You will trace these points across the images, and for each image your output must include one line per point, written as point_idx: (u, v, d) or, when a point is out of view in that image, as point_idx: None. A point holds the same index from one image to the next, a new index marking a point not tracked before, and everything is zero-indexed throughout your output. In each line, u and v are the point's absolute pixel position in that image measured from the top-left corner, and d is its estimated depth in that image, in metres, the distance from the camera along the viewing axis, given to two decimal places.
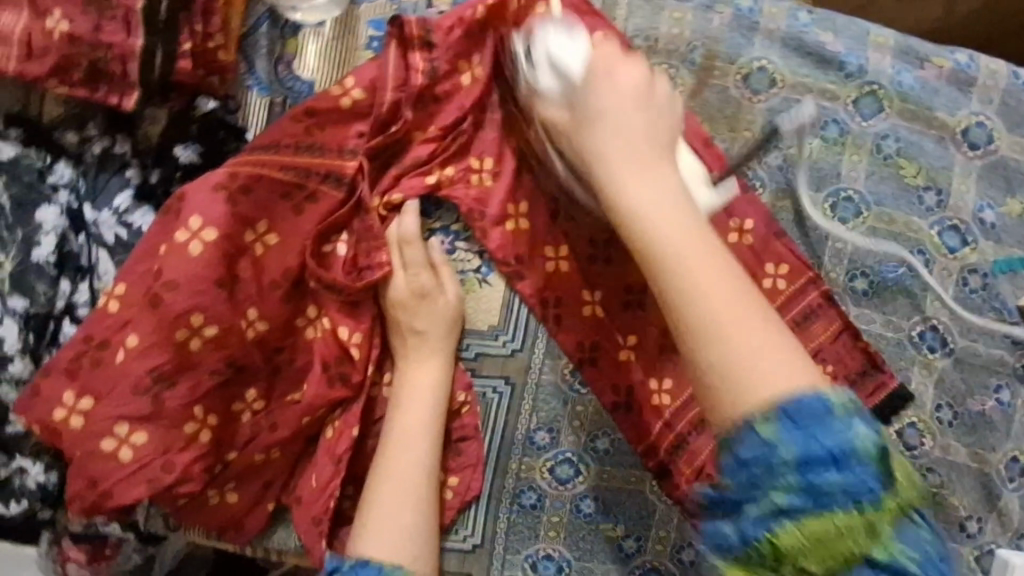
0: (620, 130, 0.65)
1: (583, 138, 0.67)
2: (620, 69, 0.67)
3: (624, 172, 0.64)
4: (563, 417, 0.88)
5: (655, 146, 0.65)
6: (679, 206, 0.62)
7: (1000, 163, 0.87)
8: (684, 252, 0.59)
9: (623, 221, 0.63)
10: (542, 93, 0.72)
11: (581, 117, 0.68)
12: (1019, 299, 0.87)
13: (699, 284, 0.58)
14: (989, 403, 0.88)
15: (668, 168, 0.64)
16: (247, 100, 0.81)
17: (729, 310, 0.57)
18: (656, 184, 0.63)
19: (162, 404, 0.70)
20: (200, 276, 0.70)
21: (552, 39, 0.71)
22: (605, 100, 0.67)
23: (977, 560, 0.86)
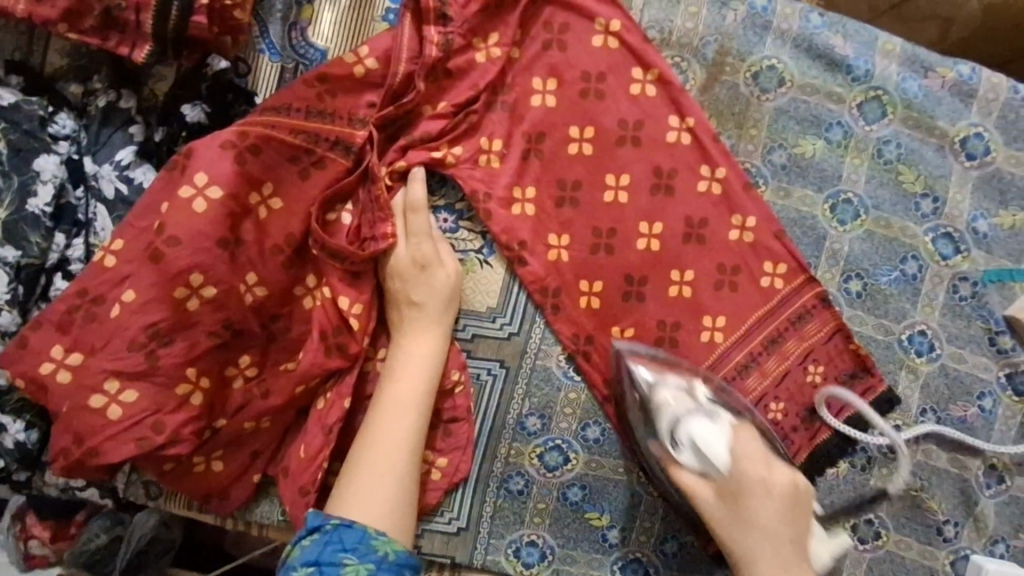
0: (759, 506, 0.66)
1: (722, 532, 0.67)
2: (755, 448, 0.69)
3: (752, 538, 0.65)
4: (555, 403, 0.86)
5: (792, 493, 0.67)
6: (802, 567, 0.65)
7: (996, 175, 0.89)
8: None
9: (718, 529, 0.68)
10: (677, 462, 0.71)
11: (727, 505, 0.67)
12: (1007, 310, 0.89)
13: (764, 549, 0.65)
14: (973, 410, 0.89)
15: (798, 549, 0.65)
16: (260, 65, 0.81)
17: None
18: (783, 531, 0.65)
19: (156, 362, 0.69)
20: (203, 234, 0.70)
21: (694, 421, 0.71)
22: (740, 472, 0.67)
23: (952, 564, 0.87)
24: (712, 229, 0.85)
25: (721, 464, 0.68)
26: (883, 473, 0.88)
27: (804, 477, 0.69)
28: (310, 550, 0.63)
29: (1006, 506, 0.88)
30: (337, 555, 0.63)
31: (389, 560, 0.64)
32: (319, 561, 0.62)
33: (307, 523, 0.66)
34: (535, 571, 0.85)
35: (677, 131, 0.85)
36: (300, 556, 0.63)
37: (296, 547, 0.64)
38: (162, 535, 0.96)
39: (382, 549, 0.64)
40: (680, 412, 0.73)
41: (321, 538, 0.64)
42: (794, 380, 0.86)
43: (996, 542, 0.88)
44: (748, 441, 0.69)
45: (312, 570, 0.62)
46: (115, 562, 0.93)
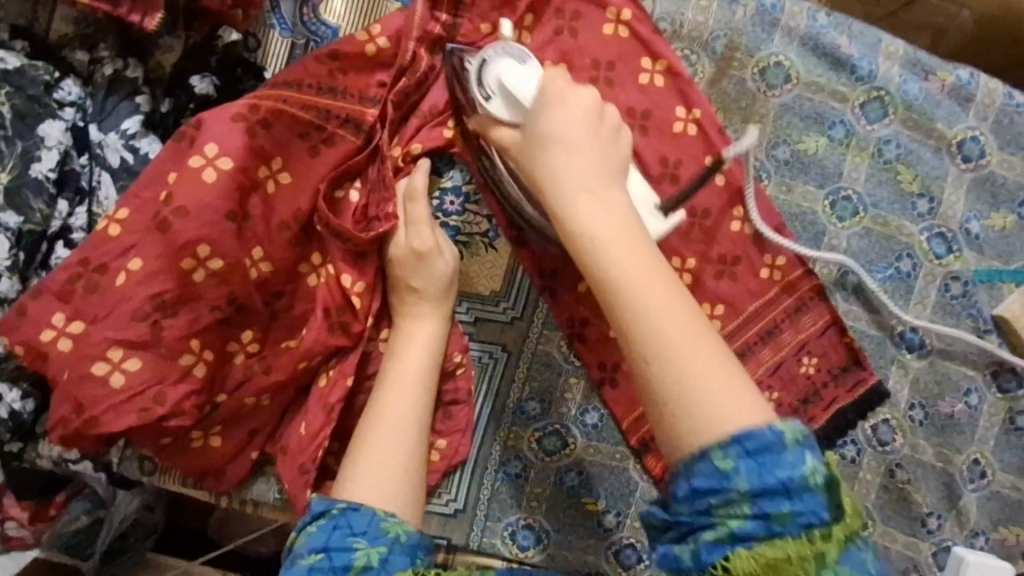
0: (568, 139, 0.62)
1: (533, 164, 0.63)
2: (570, 91, 0.65)
3: (578, 206, 0.59)
4: (556, 389, 0.88)
5: (594, 116, 0.63)
6: (622, 211, 0.59)
7: (989, 178, 0.91)
8: (620, 248, 0.57)
9: (534, 168, 0.63)
10: (490, 117, 0.70)
11: (529, 146, 0.64)
12: (994, 309, 0.91)
13: (597, 211, 0.59)
14: (959, 407, 0.91)
15: (625, 203, 0.60)
16: (270, 40, 0.81)
17: (657, 291, 0.55)
18: (596, 175, 0.61)
19: (160, 334, 0.68)
20: (211, 206, 0.69)
21: (505, 69, 0.69)
22: (548, 120, 0.64)
23: (934, 556, 0.89)
24: (714, 219, 0.86)
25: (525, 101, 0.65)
26: (871, 465, 0.90)
27: (613, 107, 0.65)
28: (317, 535, 0.62)
29: (987, 500, 0.90)
30: (347, 539, 0.62)
31: (400, 542, 0.63)
32: (328, 546, 0.61)
33: (312, 508, 0.65)
34: (530, 555, 0.86)
35: (684, 122, 0.86)
36: (307, 543, 0.62)
37: (302, 535, 0.63)
38: (146, 518, 1.00)
39: (392, 531, 0.64)
40: (493, 61, 0.71)
41: (329, 523, 0.63)
42: (788, 370, 0.87)
43: (976, 534, 0.90)
44: (555, 79, 0.66)
45: (322, 555, 0.61)
46: (97, 543, 0.95)
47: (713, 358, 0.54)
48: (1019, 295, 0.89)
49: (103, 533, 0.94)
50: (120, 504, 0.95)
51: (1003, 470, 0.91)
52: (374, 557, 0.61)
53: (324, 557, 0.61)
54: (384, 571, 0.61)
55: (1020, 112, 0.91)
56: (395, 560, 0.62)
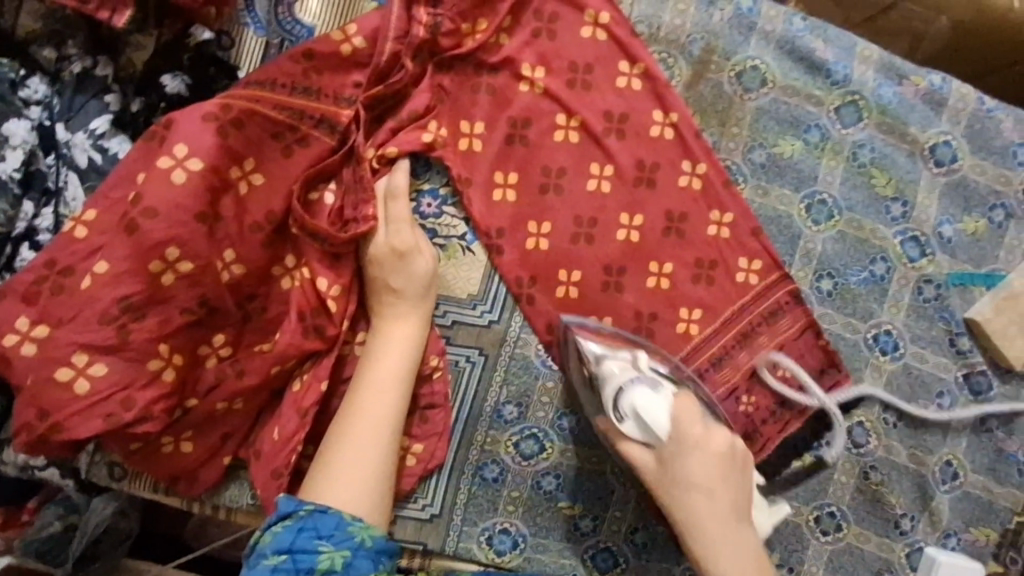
0: (703, 478, 0.68)
1: (666, 497, 0.70)
2: (695, 414, 0.70)
3: (710, 552, 0.67)
4: (533, 392, 0.87)
5: (728, 455, 0.69)
6: (736, 528, 0.68)
7: (961, 182, 0.92)
8: (729, 549, 0.67)
9: (658, 492, 0.70)
10: (622, 434, 0.72)
11: (667, 481, 0.69)
12: (966, 312, 0.92)
13: (721, 549, 0.67)
14: (932, 409, 0.92)
15: (743, 530, 0.68)
16: (243, 37, 0.79)
17: (755, 568, 0.67)
18: (723, 514, 0.68)
19: (127, 337, 0.67)
20: (181, 206, 0.68)
21: (637, 393, 0.70)
22: (686, 460, 0.69)
23: (907, 557, 0.90)
24: (692, 223, 0.86)
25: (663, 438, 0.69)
26: (846, 467, 0.91)
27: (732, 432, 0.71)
28: (283, 537, 0.62)
29: (959, 501, 0.91)
30: (313, 542, 0.62)
31: (366, 546, 0.64)
32: (292, 549, 0.62)
33: (279, 507, 0.64)
34: (506, 559, 0.86)
35: (661, 125, 0.86)
36: (272, 543, 0.62)
37: (266, 533, 0.63)
38: (119, 525, 0.97)
39: (359, 536, 0.63)
40: (622, 382, 0.72)
41: (295, 525, 0.63)
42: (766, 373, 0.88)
43: (948, 535, 0.91)
44: (690, 416, 0.70)
45: (286, 557, 0.61)
46: (70, 548, 0.91)
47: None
48: (990, 298, 0.91)
49: (76, 540, 0.92)
50: (93, 512, 0.92)
51: (974, 471, 0.92)
52: (337, 562, 0.62)
53: (288, 561, 0.61)
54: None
55: (990, 117, 0.92)
56: (359, 566, 0.62)
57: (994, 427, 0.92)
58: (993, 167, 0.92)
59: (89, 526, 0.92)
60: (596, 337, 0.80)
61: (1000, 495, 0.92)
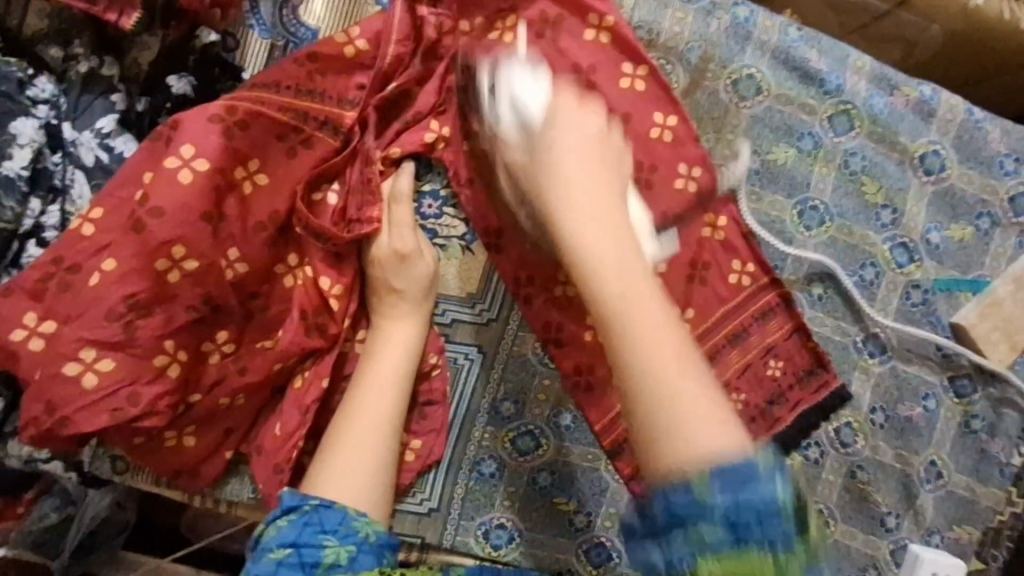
0: (572, 134, 0.59)
1: (534, 173, 0.58)
2: (582, 107, 0.61)
3: (565, 195, 0.55)
4: (529, 390, 0.89)
5: (601, 139, 0.59)
6: (620, 222, 0.55)
7: (950, 190, 0.95)
8: (614, 253, 0.53)
9: (527, 172, 0.59)
10: (497, 122, 0.67)
11: (533, 169, 0.58)
12: (953, 317, 0.95)
13: (577, 169, 0.56)
14: (918, 410, 0.95)
15: (612, 196, 0.56)
16: (248, 41, 0.80)
17: (636, 298, 0.51)
18: (599, 195, 0.56)
19: (133, 333, 0.68)
20: (187, 206, 0.69)
21: (516, 78, 0.68)
22: (557, 123, 0.59)
23: (892, 554, 0.93)
24: (686, 225, 0.89)
25: (532, 115, 0.61)
26: (834, 466, 0.93)
27: (619, 134, 0.61)
28: (288, 530, 0.62)
29: (942, 500, 0.94)
30: (318, 536, 0.62)
31: (370, 542, 0.64)
32: (297, 542, 0.62)
33: (283, 502, 0.64)
34: (502, 553, 0.88)
35: (661, 128, 0.87)
36: (276, 537, 0.62)
37: (271, 527, 0.63)
38: (113, 516, 0.99)
39: (363, 532, 0.64)
40: (502, 79, 0.70)
41: (300, 519, 0.63)
42: (754, 372, 0.90)
43: (931, 533, 0.94)
44: (562, 97, 0.61)
45: (290, 551, 0.61)
46: (65, 541, 0.92)
47: (720, 420, 0.48)
48: (976, 304, 0.94)
49: (72, 532, 0.93)
50: (91, 503, 0.93)
51: (957, 471, 0.95)
52: (343, 556, 0.62)
53: (293, 553, 0.61)
54: (352, 570, 0.61)
55: (979, 127, 0.95)
56: (364, 560, 0.62)
57: (978, 429, 0.95)
58: (980, 176, 0.95)
59: (86, 518, 0.93)
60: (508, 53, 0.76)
61: (982, 495, 0.95)
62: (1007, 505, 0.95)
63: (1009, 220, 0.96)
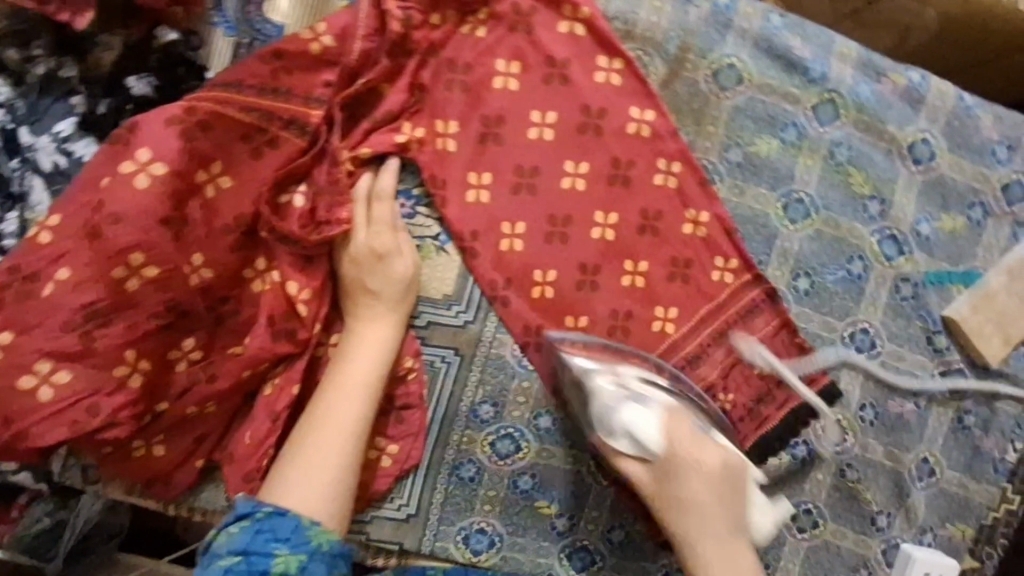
0: (702, 492, 0.73)
1: (654, 488, 0.74)
2: (690, 435, 0.74)
3: (686, 522, 0.74)
4: (509, 392, 0.87)
5: (725, 468, 0.74)
6: (733, 545, 0.74)
7: (940, 180, 0.92)
8: (709, 543, 0.73)
9: (660, 508, 0.75)
10: (615, 451, 0.75)
11: (663, 500, 0.74)
12: (944, 311, 0.93)
13: (693, 526, 0.74)
14: (908, 407, 0.93)
15: (725, 514, 0.74)
16: (213, 39, 0.78)
17: (725, 560, 0.73)
18: (717, 494, 0.74)
19: (92, 343, 0.66)
20: (144, 212, 0.67)
21: (627, 411, 0.74)
22: (675, 452, 0.74)
23: (883, 553, 0.92)
24: (667, 222, 0.87)
25: (653, 447, 0.73)
26: (823, 465, 0.91)
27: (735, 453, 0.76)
28: (239, 538, 0.66)
29: (934, 497, 0.93)
30: (269, 545, 0.66)
31: (321, 550, 0.67)
32: (247, 550, 0.65)
33: (237, 509, 0.68)
34: (483, 557, 0.87)
35: (638, 123, 0.85)
36: (228, 543, 0.66)
37: (225, 533, 0.67)
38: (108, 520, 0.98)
39: (315, 541, 0.67)
40: (614, 402, 0.74)
41: (251, 527, 0.66)
42: (741, 370, 0.88)
43: (924, 532, 0.92)
44: (677, 422, 0.75)
45: (241, 558, 0.65)
46: (58, 546, 0.89)
47: None
48: (968, 297, 0.91)
49: (66, 537, 0.90)
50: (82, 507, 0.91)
51: (950, 468, 0.93)
52: (292, 565, 0.65)
53: (242, 561, 0.65)
54: None
55: (970, 114, 0.92)
56: (313, 569, 0.66)
57: (971, 424, 0.93)
58: (971, 164, 0.92)
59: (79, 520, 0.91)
60: (580, 349, 0.80)
61: (976, 491, 0.94)
62: (1001, 501, 0.94)
63: (1001, 209, 0.93)
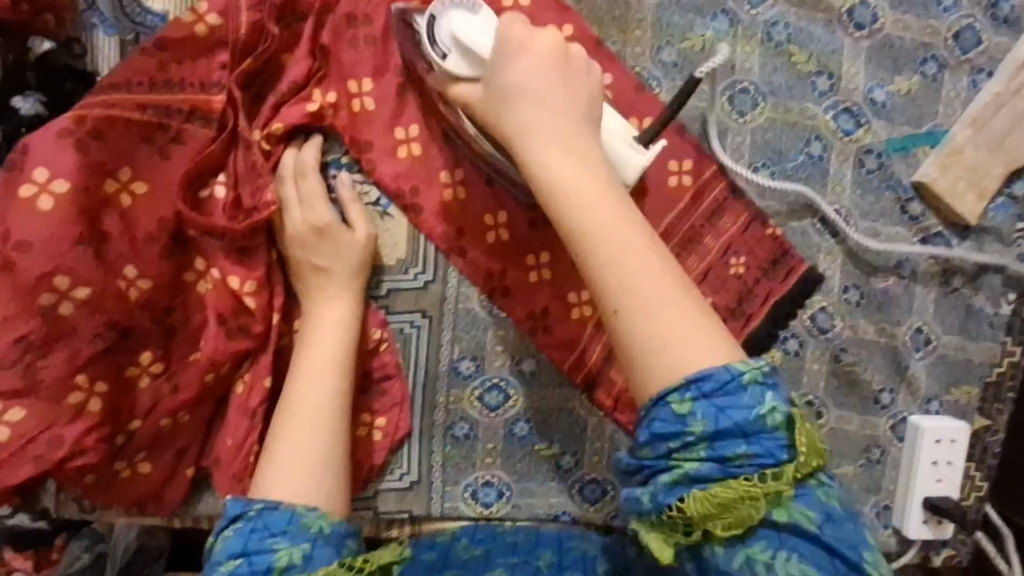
0: (543, 108, 0.66)
1: (500, 117, 0.67)
2: (523, 23, 0.69)
3: (524, 120, 0.66)
4: (485, 343, 0.85)
5: (558, 52, 0.69)
6: (578, 127, 0.66)
7: (887, 42, 0.88)
8: (589, 189, 0.63)
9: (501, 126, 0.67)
10: (449, 74, 0.72)
11: (491, 100, 0.68)
12: (913, 177, 0.89)
13: (533, 119, 0.66)
14: (893, 281, 0.90)
15: (567, 105, 0.67)
16: (97, 44, 0.75)
17: (607, 212, 0.62)
18: (569, 141, 0.65)
19: (37, 376, 0.66)
20: (58, 235, 0.65)
21: (456, 19, 0.70)
22: (513, 77, 0.67)
23: (892, 430, 0.92)
24: None
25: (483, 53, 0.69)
26: (816, 355, 0.89)
27: (576, 48, 0.70)
28: (235, 541, 0.62)
29: (935, 366, 0.92)
30: (267, 541, 0.62)
31: (325, 535, 0.64)
32: (247, 551, 0.61)
33: (228, 511, 0.64)
34: (495, 510, 0.87)
35: (558, 42, 0.82)
36: (224, 549, 0.61)
37: (219, 539, 0.63)
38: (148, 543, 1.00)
39: (314, 526, 0.64)
40: (439, 13, 0.71)
41: (246, 526, 0.62)
42: (719, 275, 0.85)
43: (930, 401, 0.92)
44: (512, 28, 0.68)
45: (241, 560, 0.61)
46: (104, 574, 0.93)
47: (681, 321, 0.59)
48: (934, 158, 0.88)
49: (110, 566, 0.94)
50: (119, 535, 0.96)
51: (947, 332, 0.92)
52: (297, 555, 0.61)
53: (244, 563, 0.60)
54: (308, 567, 0.61)
55: None
56: (321, 555, 0.62)
57: (959, 285, 0.91)
58: (916, 20, 0.88)
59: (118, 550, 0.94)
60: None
61: (976, 351, 0.92)
62: (1002, 356, 0.92)
63: (957, 59, 0.89)
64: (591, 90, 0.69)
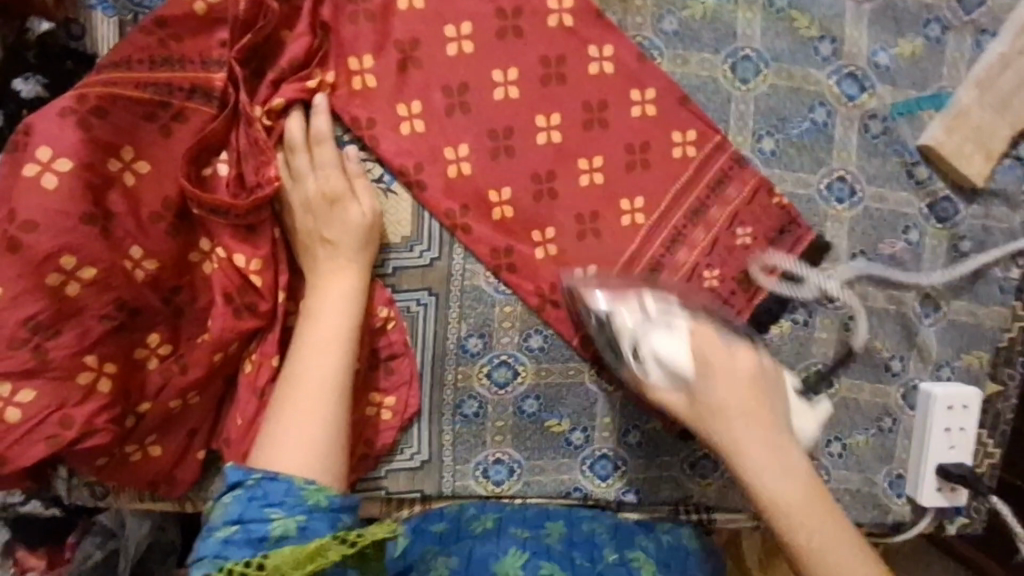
0: (733, 398, 0.66)
1: (707, 429, 0.66)
2: (716, 338, 0.69)
3: (730, 427, 0.65)
4: (493, 320, 0.85)
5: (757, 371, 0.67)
6: (760, 397, 0.66)
7: (888, 6, 0.88)
8: (782, 472, 0.63)
9: (701, 426, 0.67)
10: (645, 374, 0.71)
11: (698, 414, 0.67)
12: (920, 140, 0.89)
13: (742, 432, 0.64)
14: (901, 247, 0.89)
15: (760, 408, 0.66)
16: (94, 21, 0.75)
17: (796, 482, 0.63)
18: (765, 436, 0.65)
19: (45, 356, 0.65)
20: (63, 213, 0.65)
21: (655, 337, 0.70)
22: (717, 372, 0.67)
23: (903, 397, 0.91)
24: (613, 110, 0.83)
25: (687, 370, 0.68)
26: (826, 324, 0.89)
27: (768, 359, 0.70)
28: (233, 507, 0.61)
29: (945, 332, 0.91)
30: (264, 510, 0.61)
31: (322, 507, 0.62)
32: (242, 519, 0.61)
33: (228, 477, 0.63)
34: (506, 487, 0.86)
35: (558, 13, 0.82)
36: (222, 515, 0.61)
37: (220, 504, 0.63)
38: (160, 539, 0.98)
39: (312, 499, 0.62)
40: (641, 332, 0.72)
41: (244, 494, 0.62)
42: (726, 246, 0.85)
43: (940, 367, 0.92)
44: (710, 343, 0.68)
45: (236, 528, 0.61)
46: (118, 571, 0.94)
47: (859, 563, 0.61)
48: (940, 121, 0.87)
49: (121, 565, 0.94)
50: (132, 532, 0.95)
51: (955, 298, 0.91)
52: (291, 527, 0.60)
53: (239, 531, 0.60)
54: (303, 539, 0.60)
55: None
56: (316, 527, 0.61)
57: (967, 250, 0.91)
58: None
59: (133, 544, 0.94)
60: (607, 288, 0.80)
61: (986, 316, 0.92)
62: (1013, 320, 0.92)
63: (959, 21, 0.89)
64: (780, 395, 0.69)
